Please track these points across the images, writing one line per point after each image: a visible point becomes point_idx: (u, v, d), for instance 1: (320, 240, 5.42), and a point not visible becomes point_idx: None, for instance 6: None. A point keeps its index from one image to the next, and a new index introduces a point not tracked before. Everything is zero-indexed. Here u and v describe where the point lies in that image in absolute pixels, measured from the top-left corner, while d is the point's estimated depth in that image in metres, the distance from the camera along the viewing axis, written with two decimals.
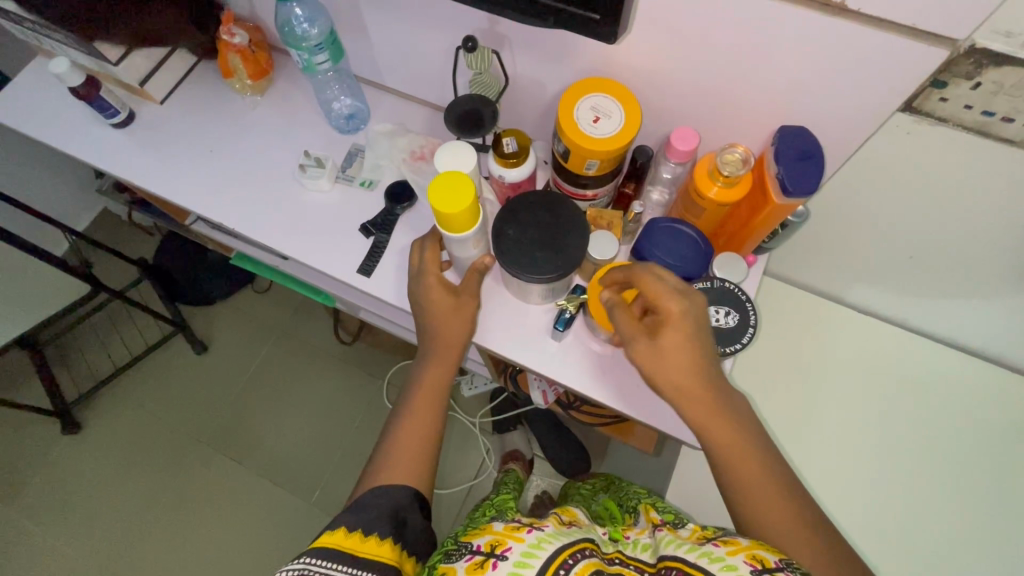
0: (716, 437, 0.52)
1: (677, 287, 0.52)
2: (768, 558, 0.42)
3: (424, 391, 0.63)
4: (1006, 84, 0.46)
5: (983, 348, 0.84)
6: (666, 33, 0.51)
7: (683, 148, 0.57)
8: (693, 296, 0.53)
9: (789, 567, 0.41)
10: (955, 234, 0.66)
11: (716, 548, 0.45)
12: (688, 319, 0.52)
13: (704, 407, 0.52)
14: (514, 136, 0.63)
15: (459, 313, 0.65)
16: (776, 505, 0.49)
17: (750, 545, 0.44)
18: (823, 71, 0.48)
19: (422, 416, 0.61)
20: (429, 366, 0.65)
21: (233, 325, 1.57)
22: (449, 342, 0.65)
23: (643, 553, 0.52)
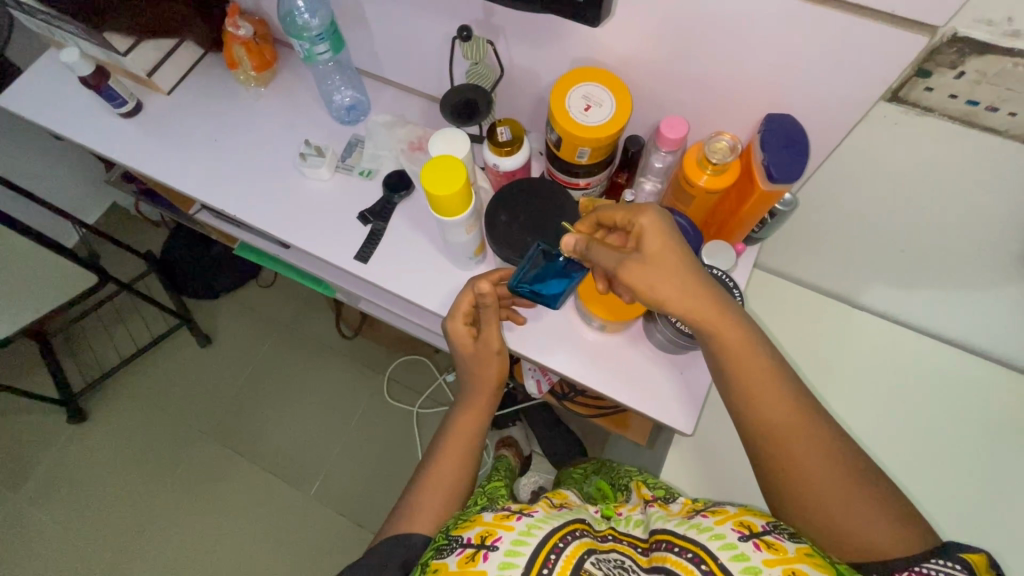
0: (749, 386, 0.49)
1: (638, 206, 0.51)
2: (755, 522, 0.45)
3: (453, 441, 0.64)
4: (990, 73, 0.47)
5: (982, 347, 0.83)
6: (655, 24, 0.52)
7: (673, 137, 0.58)
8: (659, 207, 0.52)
9: (776, 529, 0.45)
10: (950, 227, 0.66)
11: (705, 519, 0.47)
12: (665, 221, 0.50)
13: (711, 304, 0.49)
14: (509, 125, 0.64)
15: (489, 358, 0.65)
16: (802, 455, 0.47)
17: (738, 513, 0.47)
18: (812, 60, 0.49)
19: (450, 467, 0.62)
20: (467, 410, 0.66)
21: (237, 318, 1.60)
22: (479, 394, 0.66)
23: (636, 529, 0.53)
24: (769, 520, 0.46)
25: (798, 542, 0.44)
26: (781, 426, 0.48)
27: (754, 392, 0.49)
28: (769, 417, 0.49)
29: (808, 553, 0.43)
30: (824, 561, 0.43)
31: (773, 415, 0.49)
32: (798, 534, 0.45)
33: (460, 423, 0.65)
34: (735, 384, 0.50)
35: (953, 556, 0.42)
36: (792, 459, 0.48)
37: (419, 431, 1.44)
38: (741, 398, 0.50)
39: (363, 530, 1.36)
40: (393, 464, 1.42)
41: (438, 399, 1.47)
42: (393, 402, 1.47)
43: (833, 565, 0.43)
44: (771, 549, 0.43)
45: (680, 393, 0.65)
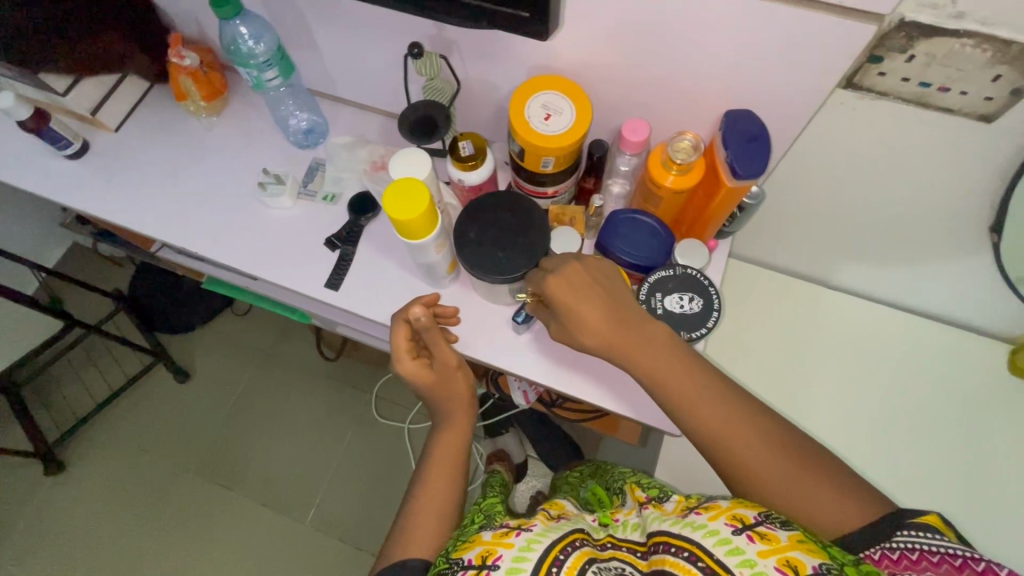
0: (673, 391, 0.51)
1: (549, 270, 0.55)
2: (746, 514, 0.45)
3: (438, 461, 0.63)
4: (939, 55, 0.48)
5: (951, 317, 0.85)
6: (606, 28, 0.52)
7: (636, 139, 0.56)
8: (563, 267, 0.55)
9: (767, 519, 0.44)
10: (911, 206, 0.67)
11: (698, 516, 0.47)
12: (560, 290, 0.53)
13: (621, 357, 0.53)
14: (470, 138, 0.64)
15: (451, 373, 0.66)
16: (768, 448, 0.48)
17: (730, 506, 0.47)
18: (765, 54, 0.49)
19: (440, 486, 0.60)
20: (440, 432, 0.65)
21: (215, 350, 1.55)
22: (455, 410, 0.66)
23: (634, 533, 0.53)
24: (761, 510, 0.46)
25: (790, 528, 0.43)
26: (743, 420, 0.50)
27: (709, 390, 0.51)
28: (712, 419, 0.50)
29: (800, 539, 0.42)
30: (816, 546, 0.41)
31: (712, 419, 0.50)
32: (789, 520, 0.43)
33: (442, 442, 0.64)
34: (668, 398, 0.51)
35: (909, 523, 0.44)
36: (756, 453, 0.48)
37: (412, 448, 1.43)
38: (673, 409, 0.51)
39: (362, 554, 1.34)
40: (387, 484, 1.40)
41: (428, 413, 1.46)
42: (383, 421, 1.45)
43: (827, 549, 0.42)
44: (764, 540, 0.42)
45: None
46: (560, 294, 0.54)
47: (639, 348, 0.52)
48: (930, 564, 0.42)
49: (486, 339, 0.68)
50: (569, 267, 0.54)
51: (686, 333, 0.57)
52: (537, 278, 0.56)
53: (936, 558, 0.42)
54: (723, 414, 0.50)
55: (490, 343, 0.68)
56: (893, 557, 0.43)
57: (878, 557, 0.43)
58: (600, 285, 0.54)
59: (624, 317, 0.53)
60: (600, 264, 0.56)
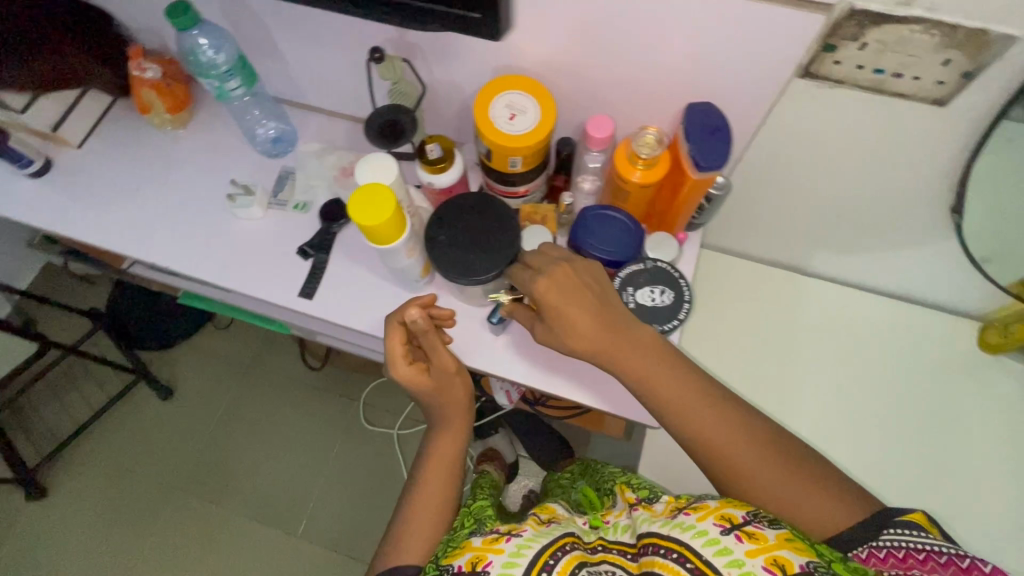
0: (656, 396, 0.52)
1: (538, 270, 0.55)
2: (735, 514, 0.46)
3: (432, 466, 0.63)
4: (890, 42, 0.48)
5: (923, 298, 0.87)
6: (566, 24, 0.52)
7: (601, 135, 0.56)
8: (551, 267, 0.54)
9: (755, 517, 0.45)
10: (876, 191, 0.68)
11: (686, 517, 0.47)
12: (550, 292, 0.53)
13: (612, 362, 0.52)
14: (438, 141, 0.63)
15: (450, 379, 0.64)
16: (760, 453, 0.49)
17: (718, 506, 0.47)
18: (720, 46, 0.49)
19: (433, 491, 0.61)
20: (435, 436, 0.65)
21: (198, 365, 1.53)
22: (452, 414, 0.65)
23: (625, 535, 0.52)
24: (749, 509, 0.47)
25: (778, 527, 0.44)
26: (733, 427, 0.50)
27: (698, 397, 0.51)
28: (703, 425, 0.50)
29: (788, 538, 0.43)
30: (804, 544, 0.42)
31: (704, 426, 0.50)
32: (777, 519, 0.45)
33: (438, 446, 0.64)
34: (653, 403, 0.52)
35: (899, 522, 0.46)
36: (748, 457, 0.49)
37: (402, 454, 1.42)
38: (663, 415, 0.52)
39: (356, 563, 1.33)
40: (379, 492, 1.39)
41: (417, 418, 1.46)
42: (372, 428, 1.45)
43: (814, 547, 0.43)
44: (752, 540, 0.43)
45: None
46: (550, 295, 0.52)
47: (631, 354, 0.52)
48: (915, 562, 0.45)
49: (463, 340, 0.68)
50: (558, 268, 0.54)
51: (660, 325, 0.58)
52: (524, 278, 0.55)
53: (920, 555, 0.45)
54: (715, 421, 0.50)
55: (467, 345, 0.68)
56: (880, 555, 0.46)
57: (865, 556, 0.46)
58: (590, 287, 0.54)
59: (615, 318, 0.53)
60: (589, 264, 0.55)
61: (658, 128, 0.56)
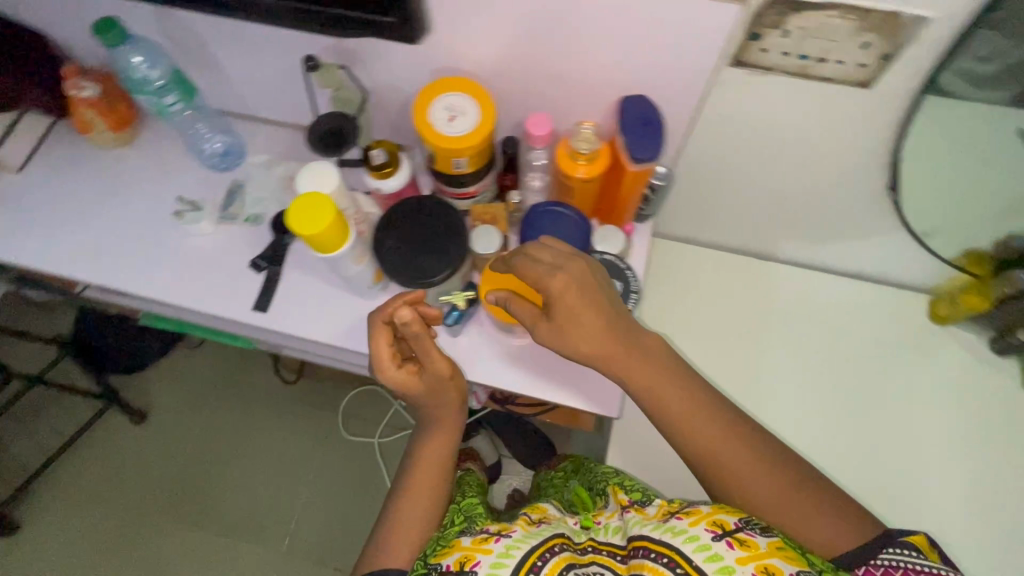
0: (648, 394, 0.55)
1: (550, 264, 0.52)
2: (726, 521, 0.50)
3: (422, 469, 0.62)
4: (810, 28, 0.50)
5: (877, 275, 0.89)
6: (498, 23, 0.53)
7: (541, 133, 0.57)
8: (565, 264, 0.52)
9: (745, 526, 0.49)
10: (818, 174, 0.70)
11: (679, 522, 0.51)
12: (568, 293, 0.51)
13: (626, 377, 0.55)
14: (383, 147, 0.63)
15: (442, 384, 0.61)
16: (764, 470, 0.53)
17: (710, 512, 0.52)
18: (649, 38, 0.50)
19: (421, 495, 0.61)
20: (427, 435, 0.64)
21: (170, 386, 1.51)
22: (445, 416, 0.63)
23: (615, 535, 0.55)
24: (741, 517, 0.51)
25: (765, 535, 0.49)
26: (739, 444, 0.54)
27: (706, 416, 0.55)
28: (712, 443, 0.54)
29: (777, 548, 0.47)
30: (789, 555, 0.47)
31: (712, 444, 0.54)
32: (768, 528, 0.49)
33: (428, 447, 0.63)
34: (663, 419, 0.56)
35: (899, 541, 0.50)
36: (753, 473, 0.53)
37: (383, 462, 1.41)
38: (672, 432, 0.56)
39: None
40: (362, 502, 1.38)
41: (397, 425, 1.45)
42: (352, 438, 1.44)
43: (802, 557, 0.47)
44: (742, 547, 0.47)
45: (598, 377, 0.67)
46: (568, 295, 0.51)
47: (644, 371, 0.55)
48: None
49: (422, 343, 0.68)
50: (575, 265, 0.52)
51: None
52: (527, 266, 0.52)
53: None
54: (724, 440, 0.54)
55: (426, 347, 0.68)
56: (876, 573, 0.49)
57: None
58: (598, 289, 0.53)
59: (626, 327, 0.55)
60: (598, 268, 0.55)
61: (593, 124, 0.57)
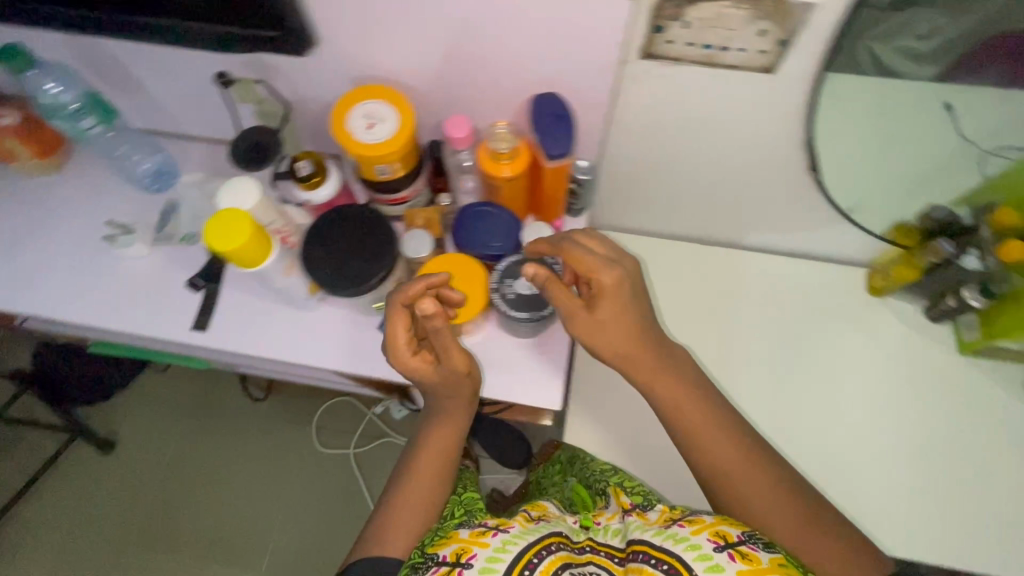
0: (662, 393, 0.59)
1: (607, 257, 0.56)
2: (729, 532, 0.47)
3: (430, 457, 0.62)
4: (708, 17, 0.51)
5: (818, 253, 0.91)
6: (406, 28, 0.53)
7: (461, 135, 0.58)
8: (619, 261, 0.57)
9: (752, 540, 0.47)
10: (746, 159, 0.72)
11: (681, 528, 0.48)
12: (617, 287, 0.55)
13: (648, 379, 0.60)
14: (310, 157, 0.64)
15: (459, 380, 0.60)
16: (768, 491, 0.56)
17: (714, 521, 0.49)
18: (553, 35, 0.51)
19: (425, 484, 0.61)
20: (436, 423, 0.64)
21: (137, 413, 1.48)
22: (456, 407, 0.63)
23: (614, 538, 0.52)
24: (745, 530, 0.49)
25: (772, 551, 0.46)
26: (740, 461, 0.57)
27: (710, 430, 0.59)
28: (719, 452, 0.58)
29: (781, 563, 0.45)
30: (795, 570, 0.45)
31: (722, 455, 0.58)
32: (772, 543, 0.47)
33: (436, 435, 0.63)
34: (674, 423, 0.60)
35: None
36: (753, 487, 0.56)
37: (360, 472, 1.41)
38: (681, 436, 0.60)
39: None
40: (341, 514, 1.38)
41: (372, 435, 1.45)
42: (327, 450, 1.43)
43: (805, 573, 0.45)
44: (745, 560, 0.45)
45: (540, 371, 0.67)
46: (617, 291, 0.56)
47: (664, 380, 0.59)
48: None
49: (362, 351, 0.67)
50: (622, 265, 0.56)
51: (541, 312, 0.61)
52: (584, 257, 0.55)
53: None
54: (735, 452, 0.58)
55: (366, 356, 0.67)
56: None
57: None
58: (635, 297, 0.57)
59: (654, 334, 0.59)
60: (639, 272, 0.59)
61: (508, 124, 0.59)
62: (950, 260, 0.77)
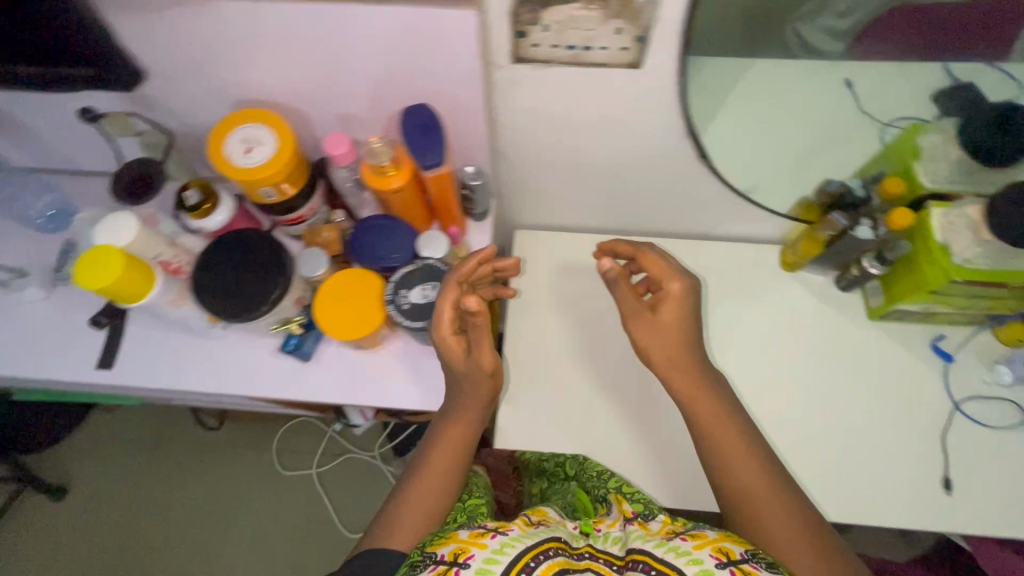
0: (696, 408, 0.64)
1: (675, 268, 0.66)
2: (732, 549, 0.48)
3: (444, 451, 0.61)
4: (564, 20, 0.53)
5: (734, 235, 0.94)
6: (271, 51, 0.53)
7: (340, 152, 0.58)
8: (682, 275, 0.66)
9: (752, 558, 0.47)
10: (642, 151, 0.73)
11: (682, 542, 0.49)
12: (674, 294, 0.65)
13: (686, 392, 0.65)
14: (198, 185, 0.63)
15: (479, 374, 0.61)
16: (786, 523, 0.56)
17: (716, 536, 0.49)
18: (414, 48, 0.52)
19: (437, 476, 0.60)
20: (448, 419, 0.63)
21: (88, 456, 1.44)
22: (472, 400, 0.63)
23: (614, 546, 0.52)
24: (748, 549, 0.49)
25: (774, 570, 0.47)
26: (756, 488, 0.59)
27: (733, 453, 0.61)
28: (743, 475, 0.60)
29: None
30: None
31: (743, 476, 0.60)
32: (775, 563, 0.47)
33: (449, 431, 0.62)
34: (703, 439, 0.63)
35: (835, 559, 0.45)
36: (773, 517, 0.57)
37: (324, 492, 1.39)
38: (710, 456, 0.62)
39: None
40: (307, 536, 1.36)
41: (333, 452, 1.44)
42: (288, 473, 1.41)
43: None
44: None
45: None
46: (681, 302, 0.65)
47: (700, 399, 0.64)
48: None
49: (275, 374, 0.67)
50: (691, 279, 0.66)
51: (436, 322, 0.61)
52: (659, 262, 0.67)
53: None
54: (756, 478, 0.59)
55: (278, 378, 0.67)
56: None
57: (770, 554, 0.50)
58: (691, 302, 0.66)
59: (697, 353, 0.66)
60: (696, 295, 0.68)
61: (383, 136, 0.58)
62: (844, 231, 0.79)
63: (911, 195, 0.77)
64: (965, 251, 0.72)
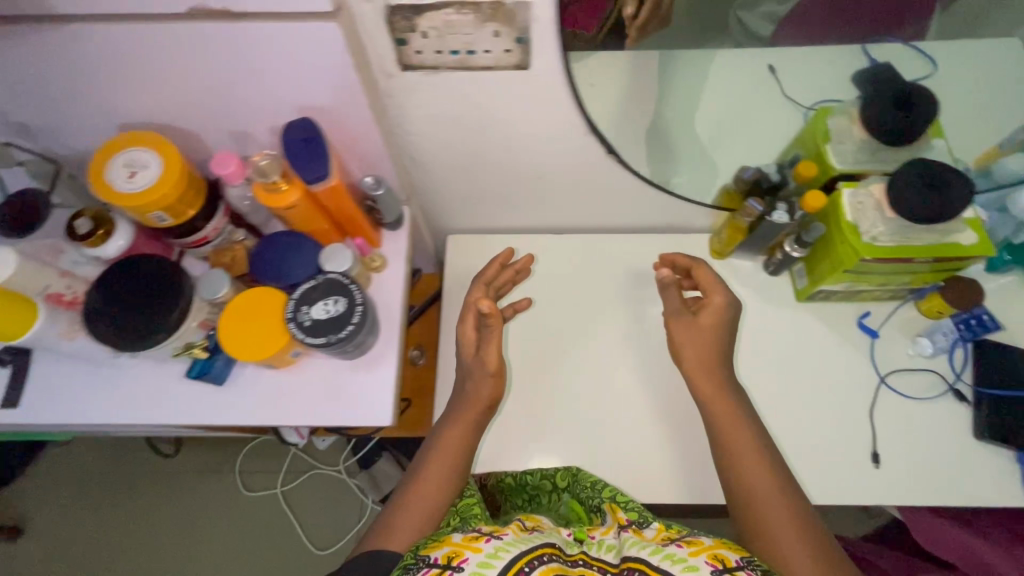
0: (717, 409, 0.69)
1: (714, 279, 0.75)
2: (728, 556, 0.47)
3: (444, 451, 0.69)
4: (440, 26, 0.52)
5: (667, 226, 0.94)
6: (145, 72, 0.52)
7: (229, 170, 0.58)
8: (717, 285, 0.74)
9: (747, 566, 0.47)
10: (556, 149, 0.73)
11: (678, 548, 0.49)
12: (715, 303, 0.73)
13: (708, 396, 0.70)
14: (90, 213, 0.62)
15: (483, 375, 0.72)
16: (788, 529, 0.59)
17: (712, 544, 0.49)
18: (288, 61, 0.51)
19: (438, 475, 0.66)
20: (448, 423, 0.71)
21: (41, 495, 1.40)
22: (472, 401, 0.72)
23: (609, 553, 0.52)
24: (743, 555, 0.49)
25: None
26: (763, 494, 0.62)
27: (743, 457, 0.65)
28: (750, 477, 0.63)
29: None
30: None
31: (752, 479, 0.63)
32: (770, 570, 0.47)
33: (449, 431, 0.70)
34: (719, 441, 0.68)
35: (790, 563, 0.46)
36: (772, 522, 0.60)
37: (291, 510, 1.37)
38: (722, 455, 0.67)
39: None
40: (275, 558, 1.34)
41: (297, 470, 1.41)
42: (252, 494, 1.39)
43: None
44: None
45: (373, 387, 0.67)
46: (720, 313, 0.72)
47: (723, 408, 0.69)
48: None
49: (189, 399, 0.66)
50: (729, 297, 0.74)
51: (336, 335, 0.60)
52: (708, 275, 0.75)
53: None
54: (768, 481, 0.63)
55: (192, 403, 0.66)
56: None
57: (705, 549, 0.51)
58: (726, 320, 0.73)
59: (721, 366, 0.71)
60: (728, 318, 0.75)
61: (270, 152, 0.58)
62: (761, 216, 0.79)
63: (825, 176, 0.78)
64: (871, 230, 0.72)
